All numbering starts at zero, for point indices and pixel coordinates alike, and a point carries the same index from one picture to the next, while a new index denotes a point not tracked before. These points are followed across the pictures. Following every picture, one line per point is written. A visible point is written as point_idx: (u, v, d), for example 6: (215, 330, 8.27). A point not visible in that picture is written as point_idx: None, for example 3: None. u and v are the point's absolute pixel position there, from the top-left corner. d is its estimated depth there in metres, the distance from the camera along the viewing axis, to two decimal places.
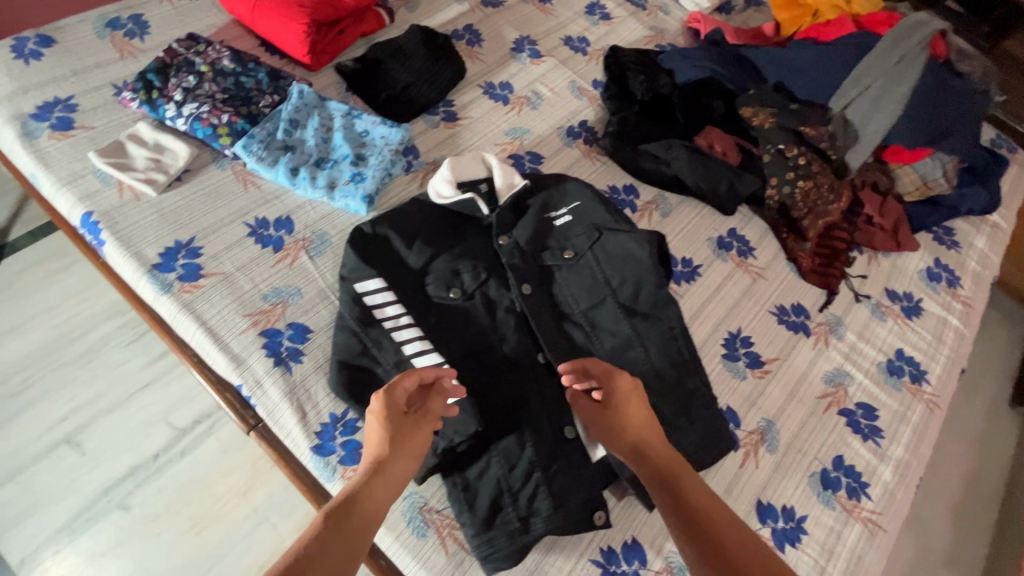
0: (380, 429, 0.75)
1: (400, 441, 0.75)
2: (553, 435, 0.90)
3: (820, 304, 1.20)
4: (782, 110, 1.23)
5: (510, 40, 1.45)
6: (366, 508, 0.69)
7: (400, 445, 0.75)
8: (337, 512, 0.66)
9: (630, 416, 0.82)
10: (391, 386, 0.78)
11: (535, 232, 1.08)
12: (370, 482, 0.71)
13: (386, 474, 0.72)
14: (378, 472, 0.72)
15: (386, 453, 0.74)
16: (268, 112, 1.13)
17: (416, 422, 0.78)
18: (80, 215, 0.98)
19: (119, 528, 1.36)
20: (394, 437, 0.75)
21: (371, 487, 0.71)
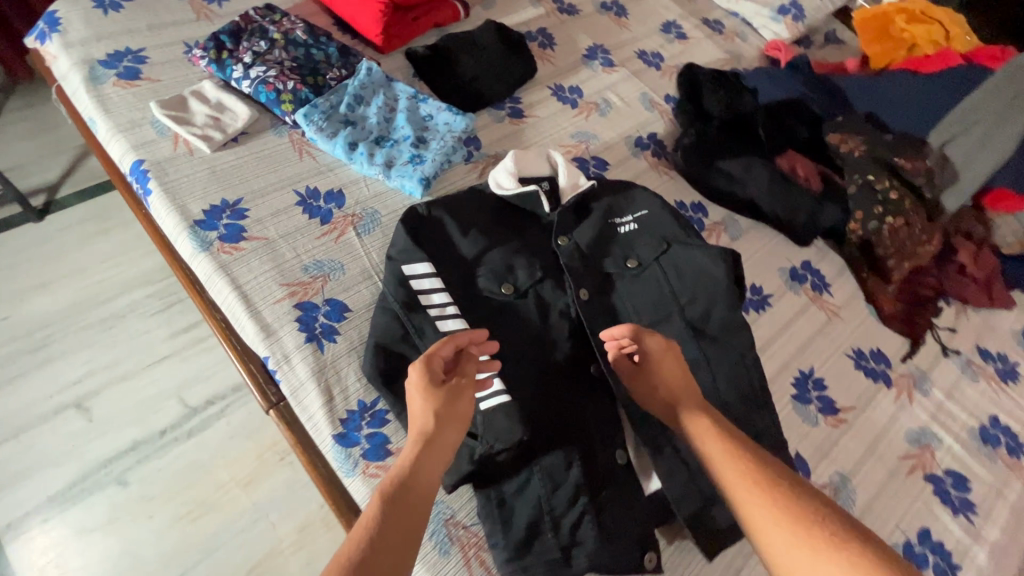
0: (422, 403, 0.68)
1: (446, 413, 0.69)
2: (603, 457, 0.79)
3: (903, 354, 1.08)
4: (874, 139, 1.16)
5: (583, 47, 1.41)
6: (422, 487, 0.62)
7: (447, 417, 0.68)
8: (395, 493, 0.60)
9: (666, 377, 0.73)
10: (429, 354, 0.71)
11: (597, 237, 1.00)
12: (422, 460, 0.64)
13: (437, 450, 0.66)
14: (429, 448, 0.66)
15: (434, 428, 0.67)
16: (333, 85, 1.10)
17: (459, 392, 0.71)
18: (130, 162, 0.94)
19: (113, 503, 1.28)
20: (439, 409, 0.68)
21: (424, 465, 0.64)
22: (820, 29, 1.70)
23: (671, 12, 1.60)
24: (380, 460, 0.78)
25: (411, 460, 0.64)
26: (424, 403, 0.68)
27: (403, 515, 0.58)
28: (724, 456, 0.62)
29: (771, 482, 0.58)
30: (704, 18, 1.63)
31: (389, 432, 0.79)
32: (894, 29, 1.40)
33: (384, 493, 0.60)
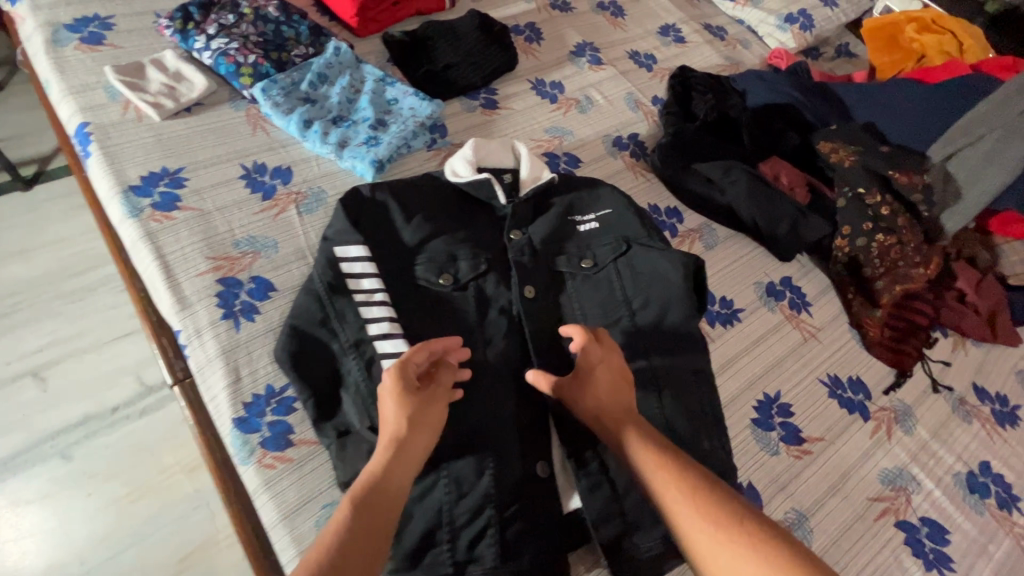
0: (397, 406, 0.63)
1: (423, 419, 0.64)
2: (522, 467, 0.72)
3: (887, 385, 0.97)
4: (868, 150, 1.07)
5: (571, 44, 1.36)
6: (392, 497, 0.58)
7: (423, 423, 0.64)
8: (364, 505, 0.55)
9: (600, 385, 0.68)
10: (403, 359, 0.66)
11: (553, 233, 0.92)
12: (393, 468, 0.60)
13: (410, 457, 0.61)
14: (403, 456, 0.61)
15: (409, 434, 0.62)
16: (297, 62, 1.07)
17: (437, 397, 0.67)
18: (75, 124, 0.92)
19: (54, 478, 1.22)
20: (415, 414, 0.63)
21: (395, 473, 0.60)
22: (831, 42, 1.62)
23: (672, 15, 1.54)
24: (279, 450, 0.72)
25: (382, 468, 0.59)
26: (398, 407, 0.63)
27: (369, 528, 0.54)
28: (658, 468, 0.58)
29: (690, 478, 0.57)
30: (707, 23, 1.56)
31: (293, 421, 0.74)
32: (902, 39, 1.33)
33: (352, 502, 0.55)
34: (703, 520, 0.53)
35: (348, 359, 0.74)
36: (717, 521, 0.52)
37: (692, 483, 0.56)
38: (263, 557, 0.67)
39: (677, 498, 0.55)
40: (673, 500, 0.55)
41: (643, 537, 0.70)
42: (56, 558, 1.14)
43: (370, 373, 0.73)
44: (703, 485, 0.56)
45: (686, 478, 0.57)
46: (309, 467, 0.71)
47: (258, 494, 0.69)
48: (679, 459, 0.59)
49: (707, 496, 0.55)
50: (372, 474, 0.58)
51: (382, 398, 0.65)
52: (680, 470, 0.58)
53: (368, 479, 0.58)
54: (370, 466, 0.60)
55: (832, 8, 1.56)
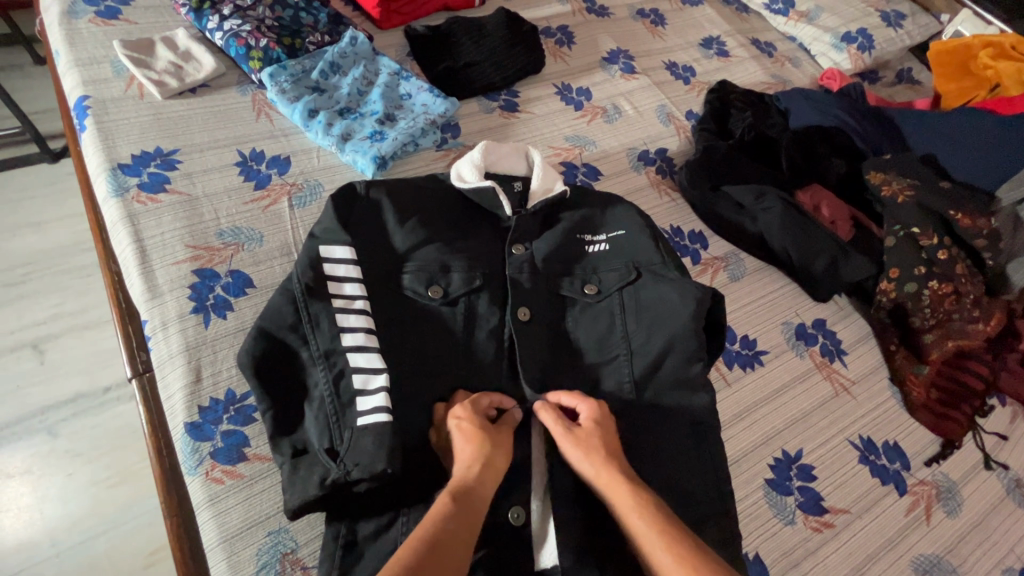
0: (481, 426, 0.63)
1: (505, 443, 0.63)
2: (491, 510, 0.65)
3: (930, 456, 0.84)
4: (925, 185, 0.95)
5: (605, 50, 1.28)
6: (479, 510, 0.56)
7: (506, 446, 0.63)
8: (454, 512, 0.54)
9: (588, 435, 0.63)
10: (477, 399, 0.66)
11: (557, 251, 0.83)
12: (481, 482, 0.58)
13: (494, 474, 0.60)
14: (488, 473, 0.59)
15: (495, 453, 0.61)
16: (311, 49, 1.03)
17: (513, 425, 0.66)
18: (76, 97, 0.89)
19: (36, 455, 1.14)
20: (499, 435, 0.63)
21: (482, 488, 0.58)
22: (892, 66, 1.48)
23: (717, 27, 1.44)
24: (230, 464, 0.65)
25: (470, 481, 0.57)
26: (483, 427, 0.63)
27: (459, 536, 0.52)
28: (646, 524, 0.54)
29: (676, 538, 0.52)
30: (755, 37, 1.46)
31: (250, 433, 0.68)
32: (975, 65, 1.21)
33: (444, 508, 0.54)
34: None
35: (316, 370, 0.67)
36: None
37: (675, 536, 0.52)
38: None
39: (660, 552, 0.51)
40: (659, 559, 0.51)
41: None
42: (26, 540, 1.05)
43: (337, 389, 0.66)
44: (684, 537, 0.53)
45: (667, 528, 0.53)
46: (260, 486, 0.65)
47: (200, 511, 0.63)
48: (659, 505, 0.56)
49: (691, 552, 0.51)
50: (459, 484, 0.57)
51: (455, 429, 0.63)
52: (662, 520, 0.54)
53: (456, 490, 0.56)
54: (456, 477, 0.58)
55: (894, 30, 1.43)
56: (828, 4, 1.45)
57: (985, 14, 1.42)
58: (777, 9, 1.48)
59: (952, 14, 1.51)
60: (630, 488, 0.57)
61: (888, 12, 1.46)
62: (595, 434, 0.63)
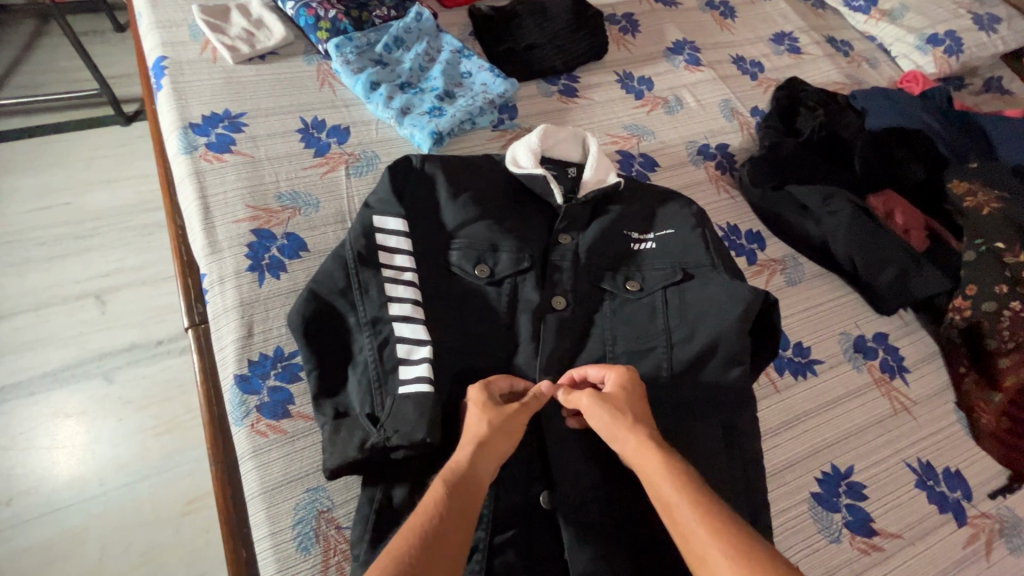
0: (479, 413, 0.60)
1: (506, 428, 0.60)
2: (524, 492, 0.65)
3: (995, 488, 0.78)
4: (1014, 198, 0.88)
5: (670, 40, 1.24)
6: (477, 497, 0.53)
7: (507, 431, 0.60)
8: (449, 497, 0.51)
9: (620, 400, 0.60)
10: (488, 381, 0.64)
11: (606, 239, 0.81)
12: (476, 468, 0.55)
13: (492, 457, 0.57)
14: (485, 460, 0.56)
15: (493, 439, 0.58)
16: (377, 23, 1.04)
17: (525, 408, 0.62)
18: (155, 57, 0.93)
19: (93, 398, 1.20)
20: (499, 420, 0.59)
21: (479, 474, 0.55)
22: (980, 72, 1.38)
23: (791, 22, 1.37)
24: (274, 418, 0.67)
25: (466, 468, 0.55)
26: (482, 411, 0.60)
27: (454, 521, 0.49)
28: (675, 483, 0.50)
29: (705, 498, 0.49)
30: (831, 35, 1.38)
31: (295, 391, 0.69)
32: None
33: (438, 493, 0.51)
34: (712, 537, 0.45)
35: (361, 336, 0.68)
36: (729, 540, 0.45)
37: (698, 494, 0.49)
38: (237, 529, 0.62)
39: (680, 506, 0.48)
40: (681, 515, 0.48)
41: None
42: (77, 477, 1.12)
43: (381, 355, 0.67)
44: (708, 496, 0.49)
45: (690, 485, 0.50)
46: (301, 444, 0.66)
47: (243, 460, 0.64)
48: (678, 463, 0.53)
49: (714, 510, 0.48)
50: (454, 470, 0.54)
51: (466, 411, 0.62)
52: (686, 480, 0.51)
53: (451, 476, 0.54)
54: (452, 462, 0.55)
55: (987, 34, 1.33)
56: (914, 3, 1.36)
57: None
58: (857, 7, 1.40)
59: None
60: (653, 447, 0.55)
61: (981, 15, 1.35)
62: (620, 397, 0.61)
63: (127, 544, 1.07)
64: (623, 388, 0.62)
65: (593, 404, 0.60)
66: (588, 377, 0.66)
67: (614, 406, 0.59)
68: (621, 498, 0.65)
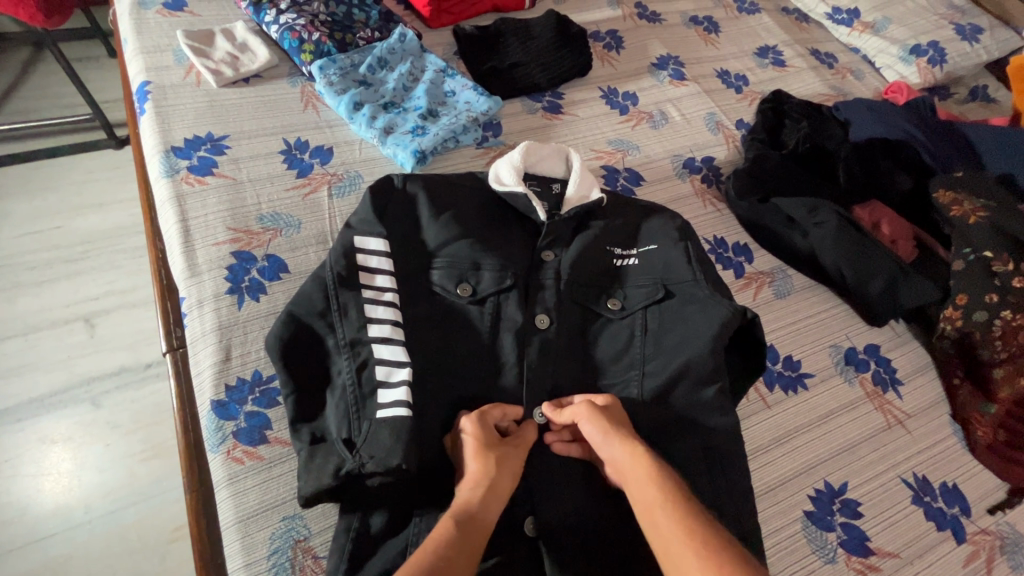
0: (481, 447, 0.60)
1: (510, 466, 0.60)
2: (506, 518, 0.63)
3: (995, 503, 0.76)
4: (1000, 207, 0.87)
5: (654, 55, 1.25)
6: (485, 536, 0.54)
7: (509, 468, 0.60)
8: (457, 537, 0.51)
9: (613, 418, 0.62)
10: (483, 410, 0.64)
11: (589, 256, 0.80)
12: (484, 507, 0.55)
13: (499, 496, 0.57)
14: (493, 498, 0.56)
15: (499, 476, 0.58)
16: (361, 45, 1.05)
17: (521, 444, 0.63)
18: (139, 82, 0.94)
19: (80, 423, 1.19)
20: (503, 458, 0.60)
21: (487, 511, 0.55)
22: (965, 82, 1.39)
23: (774, 36, 1.38)
24: (251, 444, 0.65)
25: (475, 505, 0.55)
26: (480, 446, 0.60)
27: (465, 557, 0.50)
28: (659, 494, 0.53)
29: (687, 508, 0.52)
30: (815, 48, 1.39)
31: (273, 416, 0.67)
32: None
33: (447, 532, 0.52)
34: (688, 543, 0.48)
35: (340, 359, 0.67)
36: (706, 548, 0.48)
37: (682, 505, 0.52)
38: (210, 559, 0.61)
39: (662, 513, 0.51)
40: (661, 520, 0.51)
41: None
42: (62, 505, 1.10)
43: (359, 379, 0.65)
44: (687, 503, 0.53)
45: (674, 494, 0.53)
46: (278, 470, 0.64)
47: (218, 489, 0.63)
48: (664, 471, 0.55)
49: (696, 521, 0.50)
50: (463, 508, 0.55)
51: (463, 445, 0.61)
52: (671, 489, 0.53)
53: (461, 513, 0.54)
54: (461, 500, 0.56)
55: (969, 44, 1.34)
56: (897, 14, 1.38)
57: None
58: (840, 20, 1.41)
59: None
60: (637, 458, 0.57)
61: (963, 25, 1.37)
62: (610, 412, 0.63)
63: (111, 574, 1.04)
64: (618, 411, 0.64)
65: (592, 417, 0.61)
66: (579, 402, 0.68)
67: (610, 423, 0.61)
68: (604, 524, 0.64)
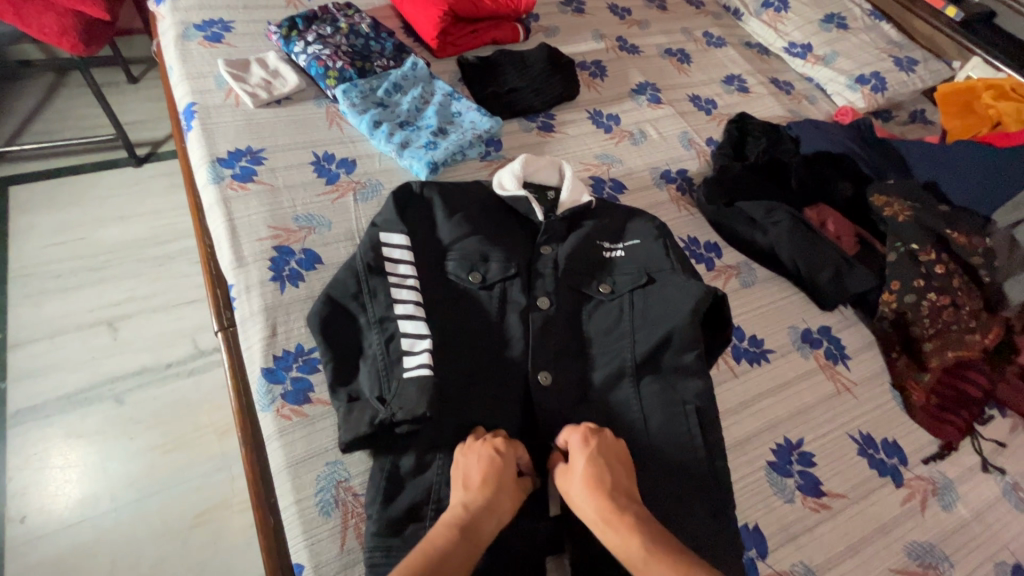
0: (489, 468, 0.65)
1: (512, 490, 0.65)
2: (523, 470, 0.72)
3: (928, 454, 0.90)
4: (924, 208, 1.03)
5: (634, 82, 1.42)
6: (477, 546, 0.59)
7: (511, 490, 0.65)
8: (451, 545, 0.57)
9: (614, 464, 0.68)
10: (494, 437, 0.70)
11: (581, 250, 0.94)
12: (479, 521, 0.61)
13: (495, 516, 0.62)
14: (490, 515, 0.62)
15: (498, 496, 0.63)
16: (378, 72, 1.19)
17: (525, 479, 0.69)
18: (185, 103, 1.07)
19: (106, 418, 1.27)
20: (508, 481, 0.65)
21: (482, 527, 0.61)
22: (905, 106, 1.58)
23: (739, 66, 1.57)
24: (296, 404, 0.77)
25: (472, 517, 0.61)
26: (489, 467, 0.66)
27: (452, 562, 0.56)
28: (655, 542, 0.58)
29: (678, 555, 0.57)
30: (775, 77, 1.58)
31: (314, 381, 0.79)
32: (978, 105, 1.29)
33: (440, 540, 0.58)
34: None
35: (371, 333, 0.79)
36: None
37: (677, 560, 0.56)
38: (265, 499, 0.71)
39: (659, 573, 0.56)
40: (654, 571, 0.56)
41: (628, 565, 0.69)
42: (89, 494, 1.17)
43: (388, 348, 0.77)
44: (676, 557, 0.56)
45: (658, 548, 0.57)
46: (320, 425, 0.76)
47: (270, 440, 0.74)
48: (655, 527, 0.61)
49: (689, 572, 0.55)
50: (461, 519, 0.60)
51: (473, 466, 0.67)
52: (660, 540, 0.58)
53: (455, 524, 0.60)
54: (458, 511, 0.61)
55: (907, 74, 1.54)
56: (844, 48, 1.57)
57: (995, 62, 1.51)
58: (795, 53, 1.61)
59: (963, 61, 1.60)
60: (617, 518, 0.60)
61: (901, 57, 1.57)
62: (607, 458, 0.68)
63: (137, 557, 1.12)
64: (613, 456, 0.68)
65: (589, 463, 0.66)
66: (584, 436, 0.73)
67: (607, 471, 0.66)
68: None
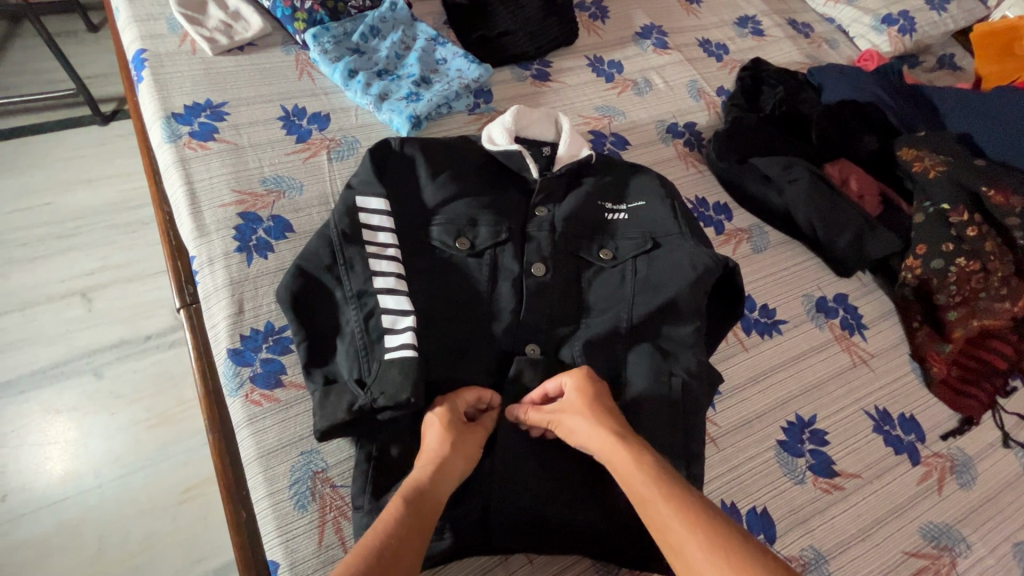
0: (440, 432, 0.61)
1: (464, 452, 0.61)
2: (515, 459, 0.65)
3: (946, 430, 0.84)
4: (958, 163, 0.94)
5: (638, 25, 1.28)
6: (433, 515, 0.55)
7: (465, 454, 0.61)
8: (406, 515, 0.53)
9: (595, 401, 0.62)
10: (450, 396, 0.66)
11: (580, 213, 0.85)
12: (435, 488, 0.57)
13: (449, 479, 0.58)
14: (443, 479, 0.58)
15: (451, 458, 0.59)
16: (352, 13, 1.06)
17: (480, 434, 0.64)
18: (134, 50, 0.95)
19: (84, 393, 1.21)
20: (459, 441, 0.61)
21: (438, 493, 0.57)
22: (933, 51, 1.45)
23: (754, 6, 1.42)
24: (267, 388, 0.70)
25: (425, 484, 0.56)
26: (441, 430, 0.61)
27: (410, 536, 0.51)
28: (637, 461, 0.54)
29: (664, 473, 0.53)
30: (792, 18, 1.44)
31: (287, 362, 0.72)
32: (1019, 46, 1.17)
33: (396, 512, 0.52)
34: (667, 502, 0.50)
35: (348, 309, 0.71)
36: (684, 508, 0.49)
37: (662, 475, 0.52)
38: (236, 492, 0.66)
39: (643, 487, 0.52)
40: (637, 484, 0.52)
41: (627, 562, 0.64)
42: (71, 471, 1.12)
43: (367, 326, 0.69)
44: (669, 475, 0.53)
45: (667, 482, 0.52)
46: (294, 411, 0.69)
47: (239, 428, 0.67)
48: (642, 446, 0.56)
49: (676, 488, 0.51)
50: (414, 487, 0.55)
51: (425, 428, 0.62)
52: (643, 457, 0.54)
53: (410, 493, 0.55)
54: (412, 479, 0.57)
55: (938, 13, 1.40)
56: None
57: None
58: None
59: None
60: (623, 446, 0.56)
61: None
62: (587, 393, 0.63)
63: (123, 534, 1.08)
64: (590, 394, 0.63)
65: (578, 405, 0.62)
66: (549, 391, 0.67)
67: (594, 409, 0.61)
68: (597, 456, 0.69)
